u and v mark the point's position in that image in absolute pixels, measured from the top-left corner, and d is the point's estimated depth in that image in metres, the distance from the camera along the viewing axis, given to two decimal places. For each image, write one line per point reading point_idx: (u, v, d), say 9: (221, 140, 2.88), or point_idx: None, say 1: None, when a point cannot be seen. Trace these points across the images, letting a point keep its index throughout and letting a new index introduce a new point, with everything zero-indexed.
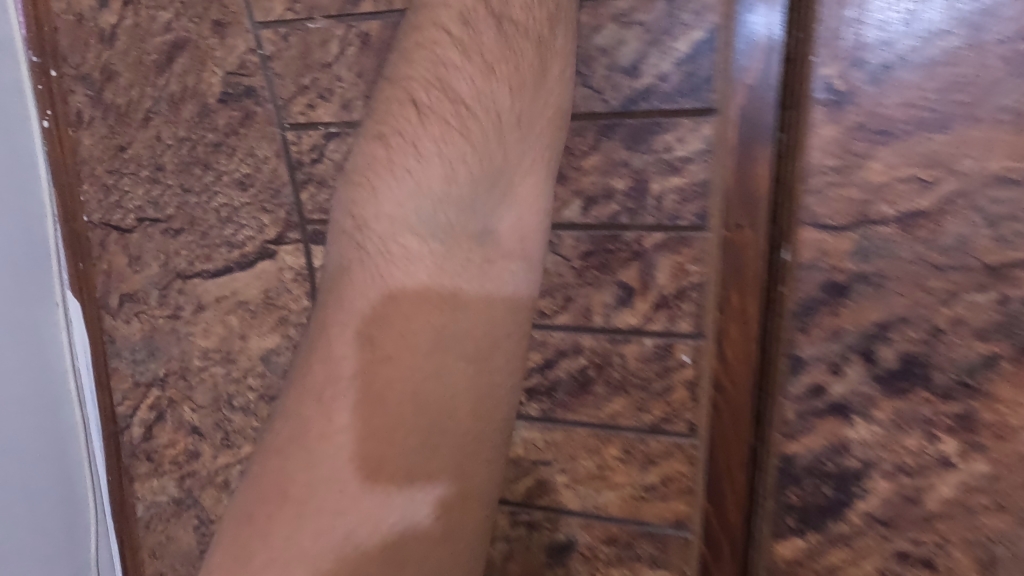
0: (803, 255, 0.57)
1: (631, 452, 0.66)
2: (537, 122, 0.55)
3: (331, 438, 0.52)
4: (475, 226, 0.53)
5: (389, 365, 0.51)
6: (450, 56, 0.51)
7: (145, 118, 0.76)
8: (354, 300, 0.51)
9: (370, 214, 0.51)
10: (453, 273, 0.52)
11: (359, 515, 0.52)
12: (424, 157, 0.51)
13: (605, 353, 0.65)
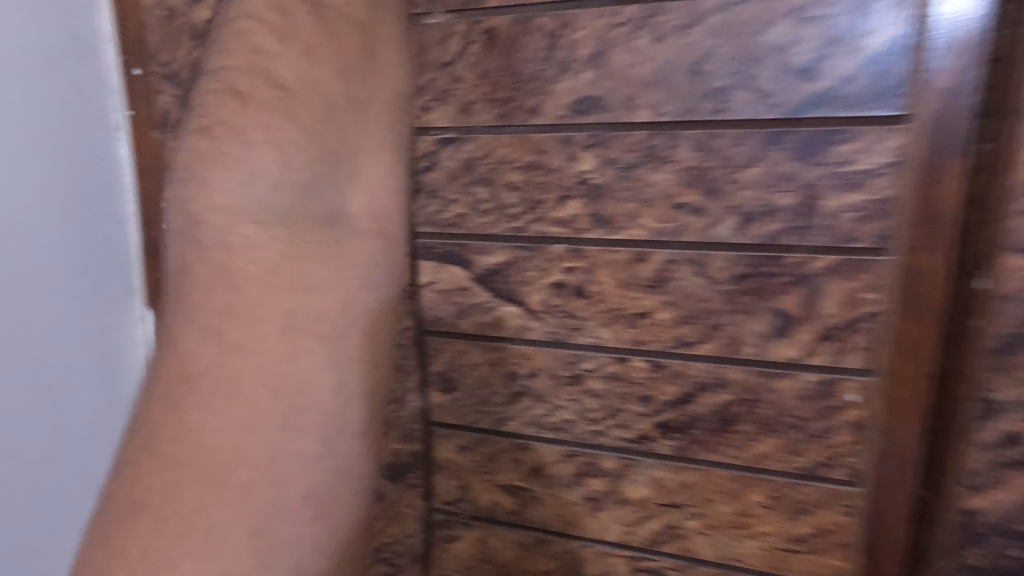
0: (1008, 284, 0.49)
1: (779, 498, 0.59)
2: (369, 104, 0.58)
3: (182, 436, 0.49)
4: (322, 210, 0.55)
5: (241, 350, 0.50)
6: (265, 42, 0.55)
7: None
8: (198, 292, 0.51)
9: (203, 206, 0.53)
10: (304, 254, 0.53)
11: (217, 510, 0.48)
12: (250, 145, 0.53)
13: (755, 388, 0.58)
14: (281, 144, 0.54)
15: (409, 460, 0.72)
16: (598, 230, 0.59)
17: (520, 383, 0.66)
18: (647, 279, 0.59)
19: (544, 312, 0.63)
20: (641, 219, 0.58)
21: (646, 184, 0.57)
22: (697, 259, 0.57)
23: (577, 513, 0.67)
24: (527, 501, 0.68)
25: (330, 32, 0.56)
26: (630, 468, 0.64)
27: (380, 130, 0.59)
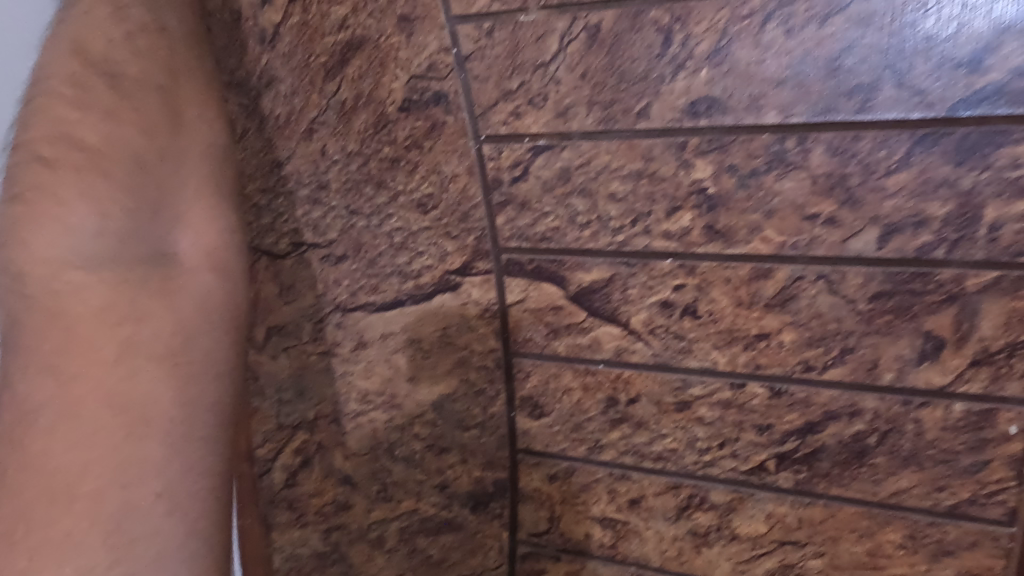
0: None
1: (917, 539, 0.53)
2: (184, 150, 0.46)
3: (22, 542, 0.36)
4: (145, 251, 0.42)
5: (55, 436, 0.37)
6: (64, 107, 0.42)
7: (307, 130, 0.66)
8: (39, 366, 0.38)
9: (24, 270, 0.39)
10: (126, 307, 0.40)
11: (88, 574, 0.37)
12: (72, 215, 0.40)
13: (894, 418, 0.52)
14: (104, 197, 0.41)
15: (492, 489, 0.68)
16: (712, 244, 0.54)
17: (618, 409, 0.61)
18: (769, 297, 0.53)
19: (648, 333, 0.58)
20: (764, 232, 0.52)
21: (771, 193, 0.52)
22: (829, 275, 0.51)
23: (681, 548, 0.61)
24: (623, 535, 0.63)
25: (130, 95, 0.44)
26: (742, 502, 0.58)
27: (195, 189, 0.46)
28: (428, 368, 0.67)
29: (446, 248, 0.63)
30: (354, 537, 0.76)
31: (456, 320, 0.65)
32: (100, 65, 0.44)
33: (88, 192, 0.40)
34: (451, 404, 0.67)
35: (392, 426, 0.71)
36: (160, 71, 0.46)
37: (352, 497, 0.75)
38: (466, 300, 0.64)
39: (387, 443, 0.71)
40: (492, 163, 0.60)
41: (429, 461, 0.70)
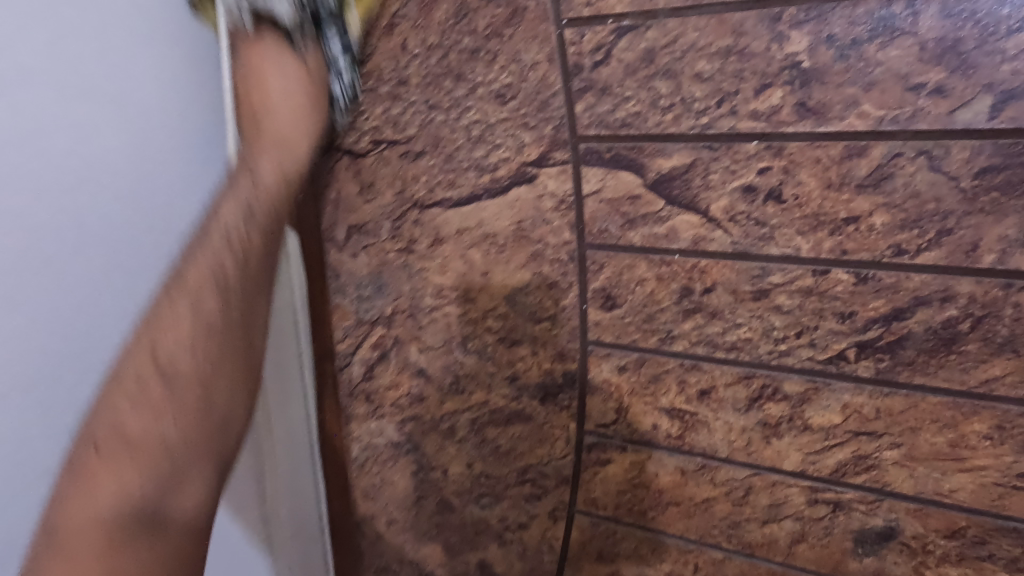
0: None
1: (1005, 429, 0.52)
2: (214, 411, 0.58)
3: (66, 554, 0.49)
4: (171, 431, 0.54)
5: (98, 489, 0.51)
6: (138, 394, 0.53)
7: (390, 25, 0.67)
8: (93, 464, 0.52)
9: (105, 425, 0.53)
10: (124, 542, 0.51)
11: None
12: (97, 500, 0.51)
13: (991, 303, 0.50)
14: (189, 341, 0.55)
15: (561, 381, 0.70)
16: (804, 123, 0.52)
17: (692, 299, 0.61)
18: (863, 176, 0.52)
19: (728, 220, 0.57)
20: (861, 107, 0.50)
21: (873, 64, 0.49)
22: (932, 151, 0.49)
23: (750, 439, 0.62)
24: (691, 426, 0.65)
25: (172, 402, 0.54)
26: (817, 391, 0.58)
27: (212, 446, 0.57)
28: (501, 262, 0.69)
29: (524, 139, 0.64)
30: (427, 427, 0.81)
31: (531, 213, 0.66)
32: (158, 346, 0.54)
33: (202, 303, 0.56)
34: (523, 298, 0.69)
35: (466, 320, 0.74)
36: (255, 236, 0.60)
37: (426, 389, 0.79)
38: (542, 193, 0.65)
39: (460, 337, 0.75)
40: (573, 49, 0.59)
41: (500, 353, 0.73)
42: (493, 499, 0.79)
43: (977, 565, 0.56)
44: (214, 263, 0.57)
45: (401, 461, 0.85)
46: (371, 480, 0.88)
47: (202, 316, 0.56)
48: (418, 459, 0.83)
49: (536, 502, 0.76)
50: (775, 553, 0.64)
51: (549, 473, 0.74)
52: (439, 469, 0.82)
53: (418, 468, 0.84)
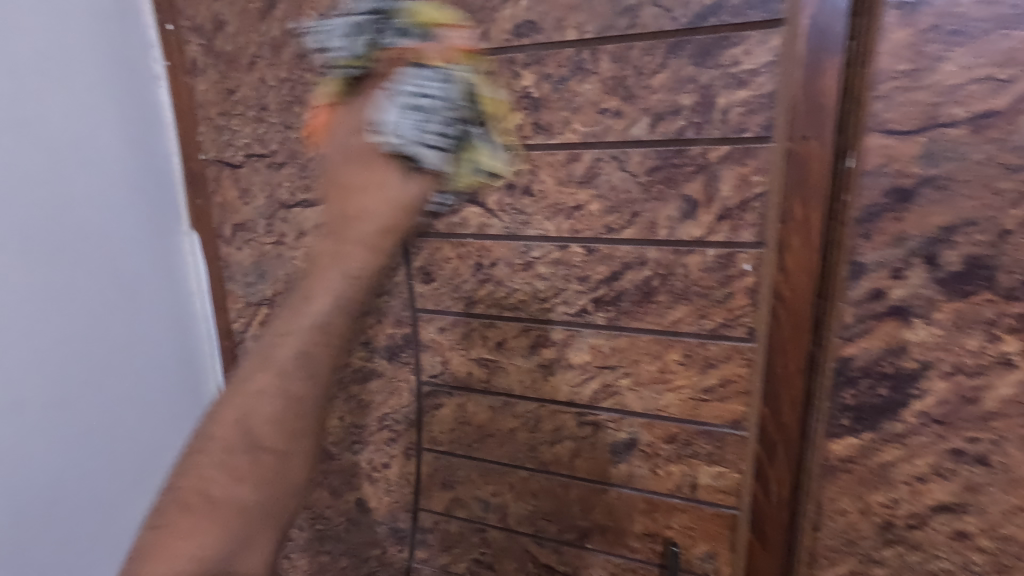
0: (868, 161, 0.60)
1: (690, 356, 0.72)
2: (266, 363, 0.61)
3: (237, 414, 0.60)
4: (290, 359, 0.60)
5: (263, 399, 0.60)
6: (275, 356, 0.61)
7: (250, 63, 0.85)
8: (257, 375, 0.61)
9: (256, 372, 0.60)
10: (262, 422, 0.60)
11: (226, 440, 0.60)
12: (288, 348, 0.61)
13: (669, 265, 0.70)
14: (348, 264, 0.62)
15: (402, 341, 0.88)
16: (539, 137, 0.71)
17: (483, 272, 0.79)
18: (580, 175, 0.71)
19: (500, 211, 0.76)
20: (573, 124, 0.69)
21: (574, 94, 0.68)
22: (619, 156, 0.68)
23: (534, 378, 0.81)
24: (494, 370, 0.83)
25: (277, 420, 0.60)
26: (573, 337, 0.77)
27: (264, 379, 0.61)
28: None
29: None
30: None
31: None
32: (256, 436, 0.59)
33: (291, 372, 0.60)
34: None
35: None
36: (270, 370, 0.61)
37: None
38: None
39: None
40: None
41: None
42: (362, 445, 0.96)
43: (689, 461, 0.75)
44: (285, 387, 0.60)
45: None
46: None
47: (273, 360, 0.61)
48: None
49: (393, 444, 0.94)
50: (562, 467, 0.83)
51: (401, 419, 0.92)
52: None
53: None
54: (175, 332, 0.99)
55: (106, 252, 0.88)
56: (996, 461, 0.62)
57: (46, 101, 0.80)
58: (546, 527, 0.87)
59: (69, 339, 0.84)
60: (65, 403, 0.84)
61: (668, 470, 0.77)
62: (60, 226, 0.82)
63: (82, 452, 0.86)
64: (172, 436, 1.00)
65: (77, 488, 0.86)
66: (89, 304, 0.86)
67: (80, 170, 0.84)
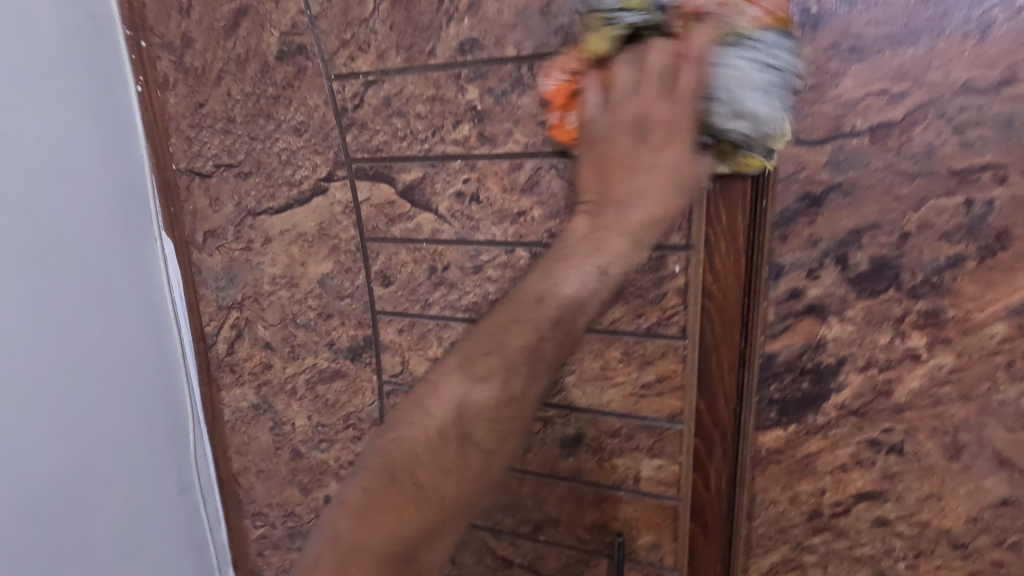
0: (782, 169, 0.64)
1: (629, 353, 0.75)
2: (443, 387, 0.59)
3: (411, 444, 0.58)
4: (458, 392, 0.58)
5: (414, 420, 0.59)
6: (456, 386, 0.58)
7: (217, 78, 0.89)
8: (429, 400, 0.59)
9: (427, 390, 0.59)
10: (418, 452, 0.57)
11: (422, 470, 0.57)
12: (464, 374, 0.58)
13: None
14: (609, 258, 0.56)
15: (363, 343, 0.92)
16: (483, 147, 0.75)
17: (436, 275, 0.83)
18: (522, 183, 0.75)
19: (451, 217, 0.80)
20: (515, 135, 0.74)
21: (515, 107, 0.73)
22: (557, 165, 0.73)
23: None
24: None
25: (457, 456, 0.57)
26: None
27: (438, 409, 0.58)
28: (313, 254, 0.91)
29: (316, 161, 0.86)
30: (275, 389, 1.01)
31: (327, 216, 0.88)
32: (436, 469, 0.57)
33: (465, 399, 0.57)
34: (331, 281, 0.91)
35: (295, 300, 0.95)
36: (462, 397, 0.57)
37: (273, 358, 1.00)
38: (333, 201, 0.87)
39: (292, 314, 0.96)
40: (340, 96, 0.82)
41: (321, 325, 0.94)
42: (328, 444, 1.00)
43: (631, 454, 0.79)
44: (460, 413, 0.57)
45: (261, 419, 1.05)
46: (241, 438, 1.08)
47: (457, 388, 0.58)
48: (273, 417, 1.04)
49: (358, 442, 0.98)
50: (516, 462, 0.86)
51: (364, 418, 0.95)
52: (290, 423, 1.02)
53: (273, 423, 1.04)
54: (148, 337, 1.03)
55: (76, 258, 0.92)
56: (909, 450, 0.66)
57: (18, 116, 0.84)
58: (503, 520, 0.90)
59: (40, 343, 0.88)
60: (36, 404, 0.88)
61: (613, 463, 0.80)
62: (32, 235, 0.86)
63: (51, 452, 0.90)
64: (146, 438, 1.03)
65: (48, 485, 0.89)
66: (61, 310, 0.90)
67: (53, 182, 0.88)
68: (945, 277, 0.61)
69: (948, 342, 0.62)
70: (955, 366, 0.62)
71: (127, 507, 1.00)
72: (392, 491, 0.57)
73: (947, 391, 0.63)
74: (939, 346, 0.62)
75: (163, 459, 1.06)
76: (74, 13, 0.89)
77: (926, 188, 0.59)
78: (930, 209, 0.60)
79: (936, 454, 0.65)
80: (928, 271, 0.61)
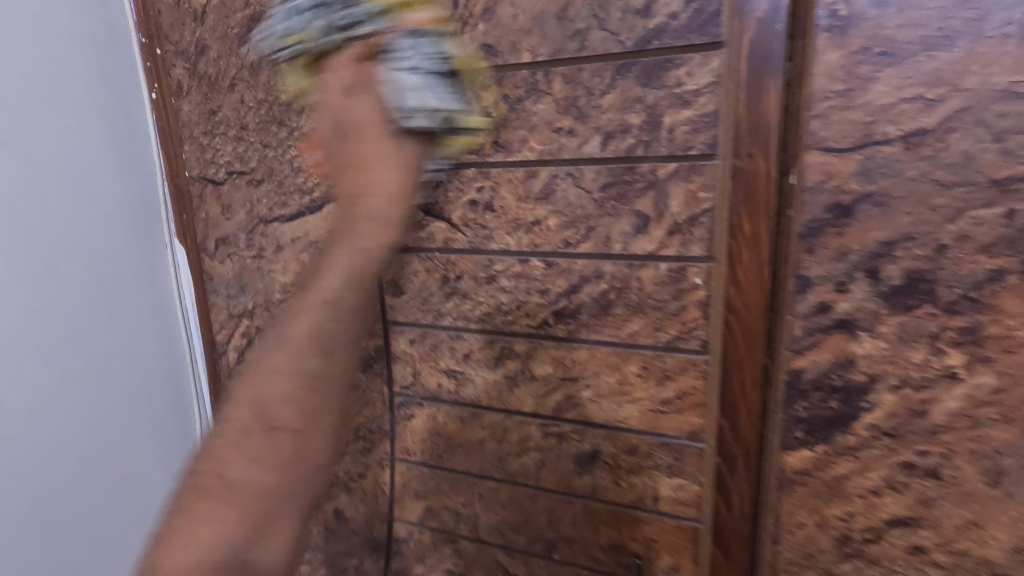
0: (809, 178, 0.61)
1: (648, 368, 0.73)
2: (255, 376, 0.45)
3: (240, 446, 0.45)
4: (284, 382, 0.45)
5: (243, 421, 0.45)
6: (278, 375, 0.45)
7: (230, 85, 0.89)
8: (246, 392, 0.46)
9: (249, 377, 0.46)
10: (244, 453, 0.45)
11: (236, 477, 0.45)
12: (279, 350, 0.45)
13: (624, 278, 0.71)
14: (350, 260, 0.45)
15: (374, 353, 0.90)
16: (498, 154, 0.73)
17: (449, 285, 0.81)
18: (537, 192, 0.73)
19: (464, 226, 0.78)
20: (530, 143, 0.72)
21: (530, 114, 0.71)
22: (573, 173, 0.70)
23: (499, 389, 0.82)
24: (462, 381, 0.85)
25: (275, 456, 0.45)
26: (535, 349, 0.78)
27: (257, 400, 0.45)
28: None
29: None
30: None
31: None
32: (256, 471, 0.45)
33: (281, 386, 0.45)
34: None
35: None
36: (286, 386, 0.45)
37: None
38: None
39: None
40: None
41: None
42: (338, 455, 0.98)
43: (649, 472, 0.76)
44: (275, 401, 0.45)
45: None
46: None
47: (274, 380, 0.45)
48: None
49: (368, 454, 0.96)
50: (528, 478, 0.84)
51: (374, 429, 0.94)
52: None
53: (283, 433, 1.02)
54: (158, 342, 1.02)
55: (88, 260, 0.91)
56: (946, 475, 0.62)
57: (32, 120, 0.84)
58: (514, 538, 0.87)
59: (51, 344, 0.87)
60: (45, 406, 0.87)
61: (630, 483, 0.77)
62: (44, 236, 0.86)
63: (58, 457, 0.88)
64: (153, 445, 1.01)
65: (56, 489, 0.88)
66: (72, 312, 0.89)
67: (66, 186, 0.88)
68: (985, 293, 0.57)
69: (988, 361, 0.58)
70: (996, 386, 0.59)
71: (134, 514, 0.99)
72: (206, 499, 0.45)
73: (988, 413, 0.59)
74: (978, 365, 0.59)
75: (171, 465, 1.04)
76: (91, 22, 0.90)
77: (965, 198, 0.56)
78: (968, 220, 0.56)
79: (976, 479, 0.61)
80: (966, 286, 0.58)
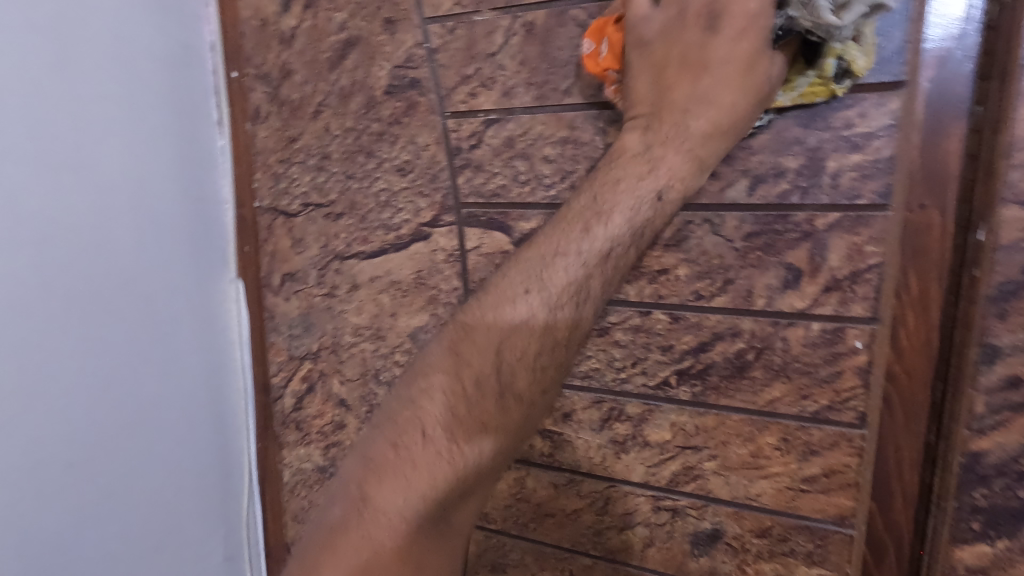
0: (1004, 235, 0.54)
1: (788, 440, 0.64)
2: (417, 432, 0.57)
3: (411, 463, 0.56)
4: (466, 425, 0.57)
5: (411, 458, 0.56)
6: (474, 390, 0.57)
7: (315, 112, 0.83)
8: (420, 435, 0.56)
9: (428, 408, 0.57)
10: (447, 440, 0.56)
11: (392, 503, 0.55)
12: (466, 407, 0.57)
13: (765, 337, 0.63)
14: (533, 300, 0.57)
15: None
16: None
17: None
18: (667, 238, 0.66)
19: None
20: None
21: None
22: (713, 219, 0.64)
23: (604, 455, 0.73)
24: (559, 444, 0.76)
25: (462, 429, 0.56)
26: (651, 413, 0.70)
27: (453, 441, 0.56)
28: (405, 305, 0.82)
29: (420, 204, 0.78)
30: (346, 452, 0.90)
31: (427, 264, 0.79)
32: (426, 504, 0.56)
33: (449, 405, 0.56)
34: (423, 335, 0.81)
35: (379, 355, 0.85)
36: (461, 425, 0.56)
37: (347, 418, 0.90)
38: (435, 248, 0.78)
39: (374, 369, 0.86)
40: (454, 134, 0.75)
41: None
42: None
43: (783, 560, 0.67)
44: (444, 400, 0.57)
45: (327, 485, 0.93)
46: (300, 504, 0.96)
47: (479, 360, 0.58)
48: None
49: None
50: (631, 558, 0.74)
51: None
52: None
53: None
54: (211, 385, 0.93)
55: (146, 296, 0.83)
56: None
57: (104, 144, 0.78)
58: None
59: (100, 390, 0.79)
60: (89, 459, 0.78)
61: (758, 570, 0.68)
62: (105, 271, 0.79)
63: (96, 515, 0.79)
64: (196, 499, 0.91)
65: (92, 549, 0.79)
66: (125, 354, 0.81)
67: (131, 216, 0.81)
68: None
69: None
70: None
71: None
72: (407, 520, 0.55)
73: None
74: None
75: (213, 521, 0.94)
76: (168, 40, 0.84)
77: None
78: None
79: None
80: None
